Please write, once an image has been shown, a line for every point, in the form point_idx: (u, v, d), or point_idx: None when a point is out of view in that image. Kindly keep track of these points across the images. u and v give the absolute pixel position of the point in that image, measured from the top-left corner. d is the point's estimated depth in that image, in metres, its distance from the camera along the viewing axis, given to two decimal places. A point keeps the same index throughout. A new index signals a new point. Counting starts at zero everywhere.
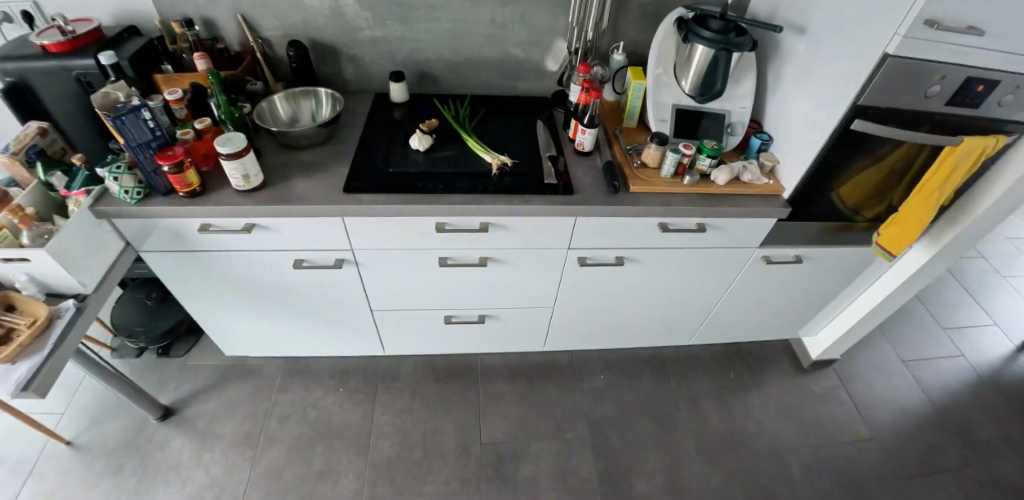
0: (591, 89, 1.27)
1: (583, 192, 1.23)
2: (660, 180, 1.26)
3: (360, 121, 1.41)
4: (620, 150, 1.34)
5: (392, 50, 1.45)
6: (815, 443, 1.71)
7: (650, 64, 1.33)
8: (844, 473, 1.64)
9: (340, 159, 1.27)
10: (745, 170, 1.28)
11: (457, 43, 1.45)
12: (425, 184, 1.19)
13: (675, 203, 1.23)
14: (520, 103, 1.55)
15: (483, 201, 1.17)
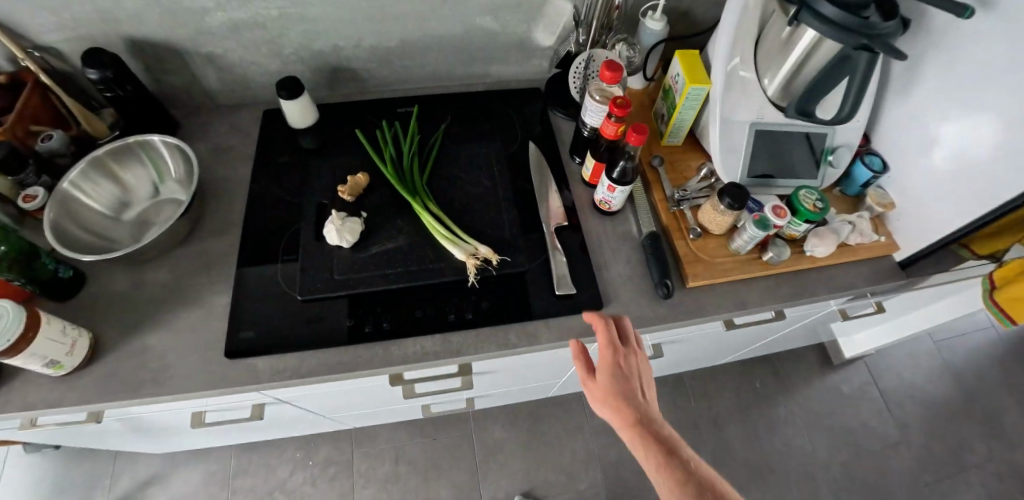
0: (622, 119, 0.76)
1: (607, 294, 0.80)
2: (731, 261, 0.84)
3: (248, 172, 0.89)
4: (666, 201, 0.88)
5: (274, 41, 0.87)
6: (842, 455, 1.48)
7: (720, 52, 0.81)
8: (874, 486, 1.44)
9: (223, 268, 0.80)
10: (854, 231, 0.86)
11: (383, 20, 0.87)
12: (362, 319, 0.75)
13: (748, 300, 0.82)
14: (495, 102, 1.01)
15: (458, 342, 0.74)
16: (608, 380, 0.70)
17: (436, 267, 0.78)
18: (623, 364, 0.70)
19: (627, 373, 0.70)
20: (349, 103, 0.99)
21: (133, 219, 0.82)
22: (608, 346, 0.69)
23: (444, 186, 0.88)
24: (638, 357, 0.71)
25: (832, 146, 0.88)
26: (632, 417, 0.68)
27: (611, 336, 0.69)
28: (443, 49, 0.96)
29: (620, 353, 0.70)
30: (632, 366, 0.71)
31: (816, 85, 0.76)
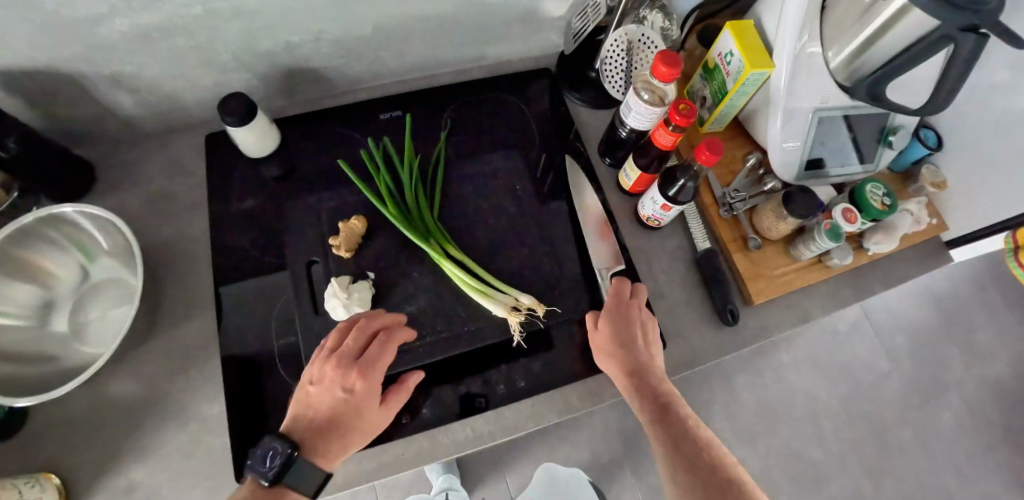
0: (683, 130, 0.63)
1: (665, 328, 0.71)
2: (791, 270, 0.76)
3: (209, 225, 0.71)
4: (716, 206, 0.77)
5: (202, 44, 0.64)
6: (841, 390, 1.50)
7: (787, 31, 0.68)
8: (870, 416, 1.47)
9: (205, 361, 0.64)
10: (914, 218, 0.78)
11: (352, 7, 0.65)
12: (397, 407, 0.63)
13: (811, 311, 0.76)
14: (500, 97, 0.84)
15: (512, 415, 0.64)
16: (614, 319, 0.63)
17: (472, 330, 0.67)
18: (636, 316, 0.64)
19: (635, 319, 0.63)
20: (319, 116, 0.79)
21: (66, 324, 0.63)
22: (616, 288, 0.65)
23: (462, 219, 0.74)
24: (649, 323, 0.64)
25: (893, 125, 0.77)
26: (618, 364, 0.60)
27: (622, 284, 0.66)
28: (429, 34, 0.75)
29: (633, 300, 0.65)
30: (641, 320, 0.64)
31: (893, 73, 0.64)
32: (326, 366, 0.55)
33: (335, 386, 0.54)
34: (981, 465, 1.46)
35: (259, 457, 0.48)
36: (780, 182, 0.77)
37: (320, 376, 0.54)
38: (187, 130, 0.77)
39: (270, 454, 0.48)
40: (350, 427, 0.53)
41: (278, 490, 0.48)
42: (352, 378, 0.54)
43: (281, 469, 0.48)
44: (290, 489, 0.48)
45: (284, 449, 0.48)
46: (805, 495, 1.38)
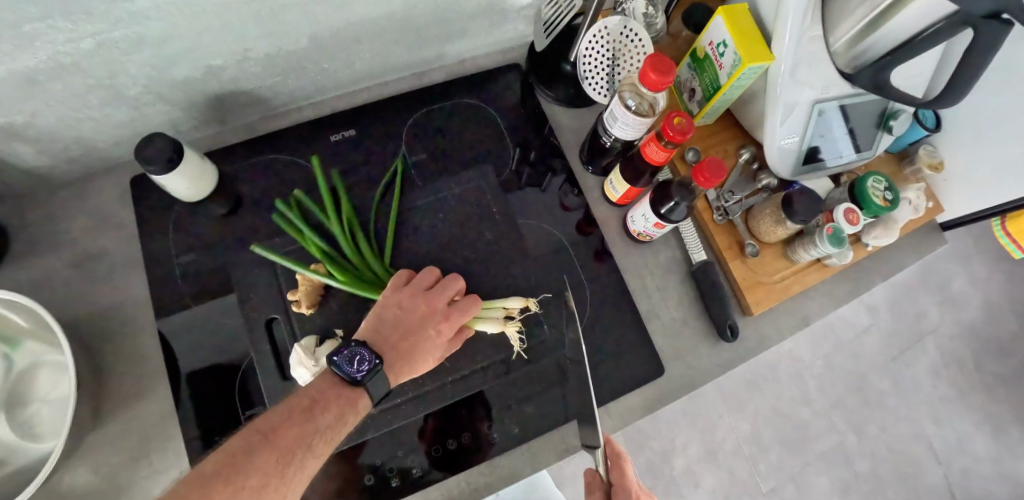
0: (677, 146, 0.57)
1: (662, 350, 0.69)
2: (791, 273, 0.72)
3: (152, 285, 0.64)
4: (710, 210, 0.72)
5: (105, 81, 0.55)
6: (825, 350, 1.52)
7: (792, 15, 0.59)
8: (851, 371, 1.51)
9: (168, 441, 0.59)
10: (911, 206, 0.75)
11: (281, 22, 0.56)
12: (388, 469, 0.59)
13: (809, 313, 0.74)
14: (466, 103, 0.75)
15: (510, 463, 0.62)
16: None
17: (459, 379, 0.60)
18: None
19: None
20: (263, 143, 0.71)
21: (2, 426, 0.56)
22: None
23: (437, 254, 0.65)
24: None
25: (895, 108, 0.72)
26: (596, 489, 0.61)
27: (632, 494, 0.59)
28: (377, 42, 0.66)
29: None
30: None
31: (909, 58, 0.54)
32: (414, 300, 0.57)
33: (420, 319, 0.57)
34: (955, 406, 1.54)
35: (347, 358, 0.52)
36: (774, 179, 0.73)
37: (407, 305, 0.57)
38: (110, 174, 0.69)
39: (358, 359, 0.52)
40: (422, 361, 0.56)
41: (356, 394, 0.52)
42: (437, 317, 0.57)
43: (366, 373, 0.52)
44: (365, 394, 0.53)
45: (372, 358, 0.53)
46: (794, 453, 1.43)
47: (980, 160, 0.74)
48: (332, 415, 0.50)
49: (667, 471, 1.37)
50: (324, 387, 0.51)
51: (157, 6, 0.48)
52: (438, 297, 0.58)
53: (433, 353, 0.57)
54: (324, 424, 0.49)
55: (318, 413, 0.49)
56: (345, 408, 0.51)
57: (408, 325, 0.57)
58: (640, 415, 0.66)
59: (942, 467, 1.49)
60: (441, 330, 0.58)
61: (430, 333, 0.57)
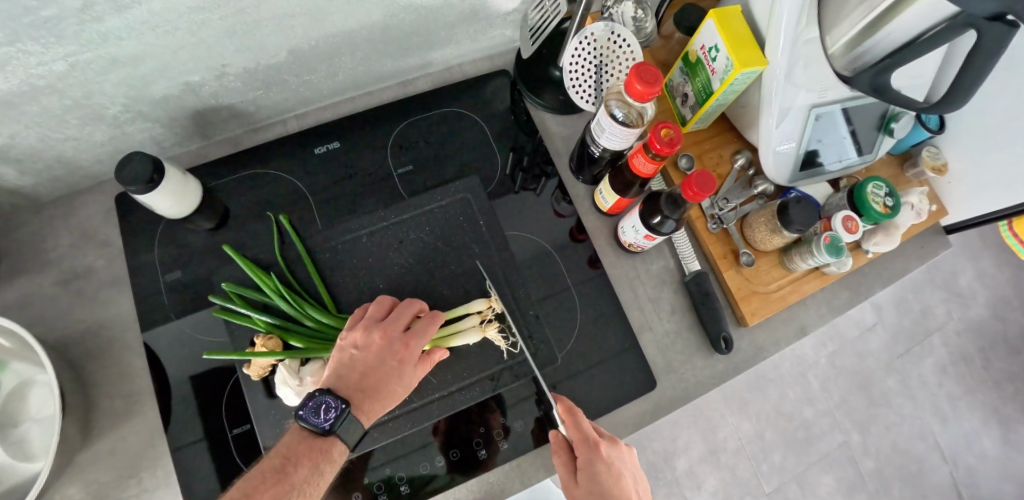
0: (665, 158, 0.55)
1: (654, 363, 0.68)
2: (787, 283, 0.70)
3: (138, 302, 0.64)
4: (704, 218, 0.70)
5: (83, 101, 0.56)
6: (828, 348, 1.50)
7: (786, 17, 0.56)
8: (855, 370, 1.49)
9: (155, 460, 0.59)
10: (913, 211, 0.73)
11: (255, 37, 0.56)
12: (376, 486, 0.60)
13: (807, 322, 0.72)
14: (454, 113, 0.76)
15: (498, 478, 0.62)
16: (590, 487, 0.55)
17: (445, 397, 0.61)
18: (612, 469, 0.55)
19: (613, 477, 0.55)
20: (248, 157, 0.71)
21: None
22: (584, 446, 0.56)
23: (423, 267, 0.65)
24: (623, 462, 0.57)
25: (896, 111, 0.69)
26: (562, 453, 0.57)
27: (589, 438, 0.56)
28: (355, 53, 0.66)
29: (603, 451, 0.56)
30: (619, 468, 0.56)
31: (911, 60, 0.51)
32: (370, 333, 0.57)
33: (380, 353, 0.56)
34: (962, 404, 1.52)
35: (312, 409, 0.52)
36: (770, 185, 0.70)
37: (363, 342, 0.56)
38: (97, 192, 0.69)
39: (323, 408, 0.52)
40: (389, 392, 0.56)
41: (328, 441, 0.52)
42: (396, 347, 0.57)
43: (334, 421, 0.52)
44: (338, 440, 0.52)
45: (337, 403, 0.52)
46: (797, 453, 1.42)
47: (987, 160, 0.72)
48: (306, 468, 0.50)
49: (668, 472, 1.37)
50: (294, 445, 0.51)
51: (126, 26, 0.48)
52: (394, 326, 0.57)
53: (400, 381, 0.57)
54: (299, 478, 0.49)
55: (292, 470, 0.49)
56: (319, 459, 0.51)
57: (368, 360, 0.56)
58: (631, 429, 0.65)
59: (949, 465, 1.47)
60: (403, 359, 0.57)
61: (391, 364, 0.56)
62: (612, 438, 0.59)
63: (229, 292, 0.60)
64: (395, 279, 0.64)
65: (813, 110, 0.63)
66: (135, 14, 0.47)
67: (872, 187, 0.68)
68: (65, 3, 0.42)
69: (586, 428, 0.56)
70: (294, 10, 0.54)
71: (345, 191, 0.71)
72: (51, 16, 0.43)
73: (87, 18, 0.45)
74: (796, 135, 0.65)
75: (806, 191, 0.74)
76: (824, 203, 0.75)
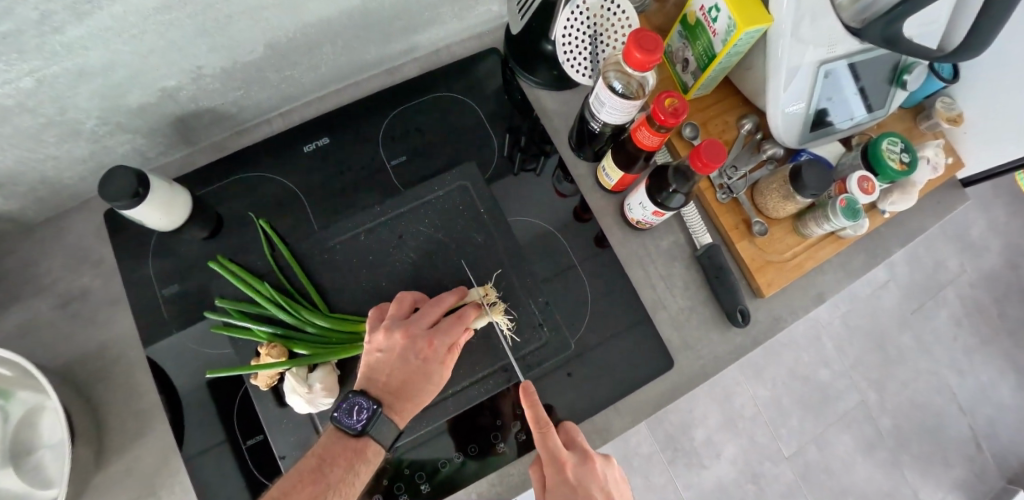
0: (670, 130, 0.52)
1: (671, 342, 0.66)
2: (803, 249, 0.68)
3: (139, 319, 0.63)
4: (713, 189, 0.68)
5: (56, 117, 0.53)
6: (841, 308, 1.48)
7: None
8: (870, 328, 1.48)
9: (172, 477, 0.59)
10: (930, 165, 0.70)
11: (230, 34, 0.53)
12: (395, 486, 0.59)
13: (824, 289, 0.70)
14: (445, 98, 0.73)
15: (519, 471, 0.62)
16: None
17: (459, 392, 0.59)
18: (577, 494, 0.52)
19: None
20: (235, 162, 0.68)
21: (12, 476, 0.56)
22: (551, 466, 0.53)
23: (427, 262, 0.63)
24: (595, 482, 0.53)
25: (909, 60, 0.65)
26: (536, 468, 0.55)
27: (555, 458, 0.52)
28: (335, 43, 0.63)
29: (571, 473, 0.52)
30: (587, 489, 0.53)
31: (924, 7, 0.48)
32: (391, 334, 0.55)
33: (404, 353, 0.55)
34: (978, 355, 1.50)
35: (345, 411, 0.52)
36: (780, 148, 0.67)
37: (386, 343, 0.55)
38: (84, 210, 0.67)
39: (355, 409, 0.52)
40: (420, 391, 0.55)
41: (362, 442, 0.52)
42: (419, 345, 0.55)
43: (366, 421, 0.52)
44: (372, 440, 0.52)
45: (369, 404, 0.52)
46: (815, 415, 1.41)
47: (1005, 105, 0.69)
48: (342, 467, 0.50)
49: (687, 443, 1.37)
50: (329, 444, 0.52)
51: (91, 34, 0.45)
52: (415, 324, 0.56)
53: (429, 379, 0.55)
54: (336, 477, 0.49)
55: (328, 470, 0.50)
56: (353, 459, 0.51)
57: (394, 361, 0.55)
58: (651, 411, 0.64)
59: (967, 417, 1.47)
60: (428, 357, 0.55)
61: (416, 363, 0.55)
62: (589, 456, 0.54)
63: (229, 308, 0.60)
64: (398, 276, 0.62)
65: (823, 65, 0.60)
66: (97, 20, 0.44)
67: (889, 142, 0.65)
68: (20, 14, 0.40)
69: (554, 447, 0.53)
70: (267, 2, 0.50)
71: (339, 189, 0.68)
72: (8, 31, 0.40)
73: (47, 29, 0.42)
74: (808, 94, 0.62)
75: (818, 151, 0.71)
76: (836, 164, 0.72)
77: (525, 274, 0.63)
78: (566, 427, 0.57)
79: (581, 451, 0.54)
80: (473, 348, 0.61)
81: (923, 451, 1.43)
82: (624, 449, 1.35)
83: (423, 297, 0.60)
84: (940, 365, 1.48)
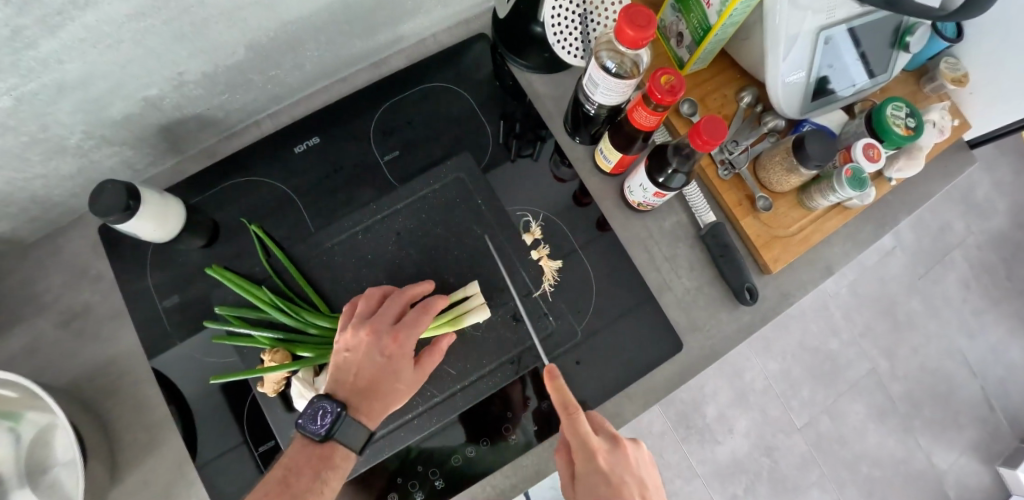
0: (668, 108, 0.50)
1: (678, 324, 0.65)
2: (808, 222, 0.66)
3: (143, 332, 0.63)
4: (714, 165, 0.66)
5: (40, 135, 0.52)
6: (848, 278, 1.47)
7: None
8: (878, 296, 1.46)
9: (188, 486, 0.59)
10: (937, 129, 0.68)
11: (209, 38, 0.52)
12: (409, 483, 0.59)
13: (833, 261, 0.69)
14: (433, 89, 0.71)
15: (532, 462, 0.62)
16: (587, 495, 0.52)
17: (466, 387, 0.59)
18: (609, 481, 0.51)
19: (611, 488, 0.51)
20: (226, 167, 0.67)
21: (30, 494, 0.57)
22: (582, 456, 0.51)
23: (426, 257, 0.62)
24: (627, 468, 0.53)
25: (912, 21, 0.63)
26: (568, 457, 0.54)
27: (587, 446, 0.51)
28: (318, 39, 0.61)
29: (602, 461, 0.52)
30: (619, 476, 0.52)
31: None
32: (358, 331, 0.55)
33: (370, 351, 0.54)
34: (989, 317, 1.49)
35: (310, 416, 0.51)
36: (781, 119, 0.65)
37: (353, 341, 0.55)
38: (79, 225, 0.67)
39: (320, 413, 0.51)
40: (387, 390, 0.54)
41: (328, 447, 0.51)
42: (384, 342, 0.55)
43: (330, 426, 0.51)
44: (338, 444, 0.52)
45: (332, 407, 0.51)
46: (826, 385, 1.41)
47: (1012, 61, 0.67)
48: (308, 476, 0.50)
49: (699, 420, 1.37)
50: (295, 454, 0.51)
51: (65, 47, 0.44)
52: (381, 320, 0.55)
53: (397, 378, 0.54)
54: (302, 486, 0.49)
55: (295, 479, 0.49)
56: (320, 466, 0.50)
57: (361, 360, 0.55)
58: (661, 395, 0.63)
59: (979, 380, 1.46)
60: (393, 355, 0.55)
61: (381, 361, 0.54)
62: (615, 440, 0.54)
63: (228, 316, 0.59)
64: (399, 273, 0.62)
65: (823, 30, 0.58)
66: (70, 32, 0.42)
67: (893, 107, 0.64)
68: None
69: (585, 435, 0.51)
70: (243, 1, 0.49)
71: (334, 188, 0.67)
72: None
73: (19, 45, 0.41)
74: (809, 60, 0.60)
75: (820, 121, 0.69)
76: (840, 132, 0.70)
77: (529, 263, 0.62)
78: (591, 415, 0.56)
79: (609, 435, 0.54)
80: (478, 342, 0.61)
81: (935, 416, 1.43)
82: (637, 430, 1.35)
83: (397, 291, 0.60)
84: (950, 330, 1.47)
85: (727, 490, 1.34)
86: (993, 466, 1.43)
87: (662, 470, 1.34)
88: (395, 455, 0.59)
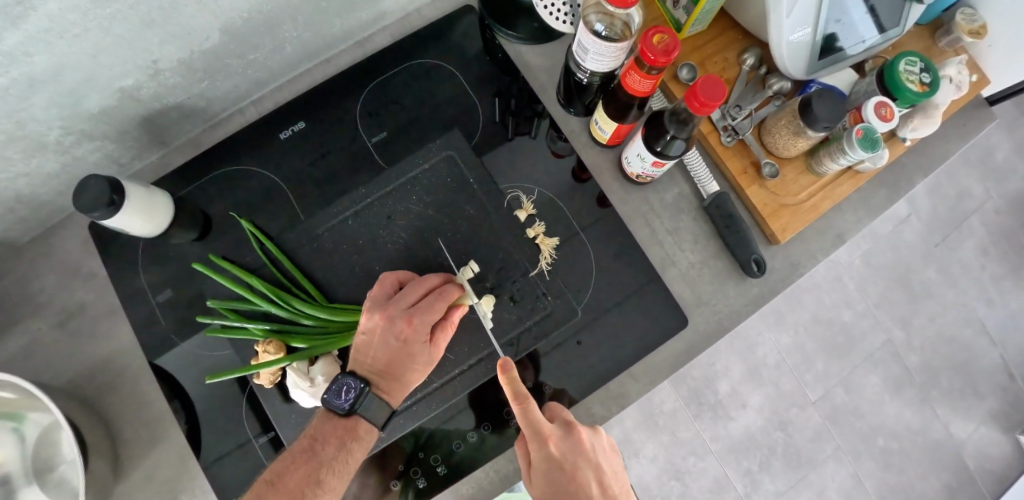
0: (663, 71, 0.47)
1: (683, 299, 0.63)
2: (818, 188, 0.63)
3: (138, 329, 0.62)
4: (717, 132, 0.63)
5: (18, 132, 0.50)
6: (862, 247, 1.42)
7: None
8: (893, 265, 1.42)
9: (192, 481, 0.59)
10: (953, 85, 0.64)
11: (181, 22, 0.49)
12: (412, 471, 0.58)
13: (844, 229, 0.66)
14: (420, 66, 0.69)
15: None
16: (544, 485, 0.51)
17: (466, 371, 0.58)
18: (563, 467, 0.51)
19: (565, 472, 0.51)
20: (213, 158, 0.66)
21: (37, 491, 0.56)
22: (537, 441, 0.51)
23: (419, 241, 0.60)
24: (581, 455, 0.51)
25: None
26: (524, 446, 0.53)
27: (539, 432, 0.50)
28: (297, 18, 0.59)
29: (556, 448, 0.51)
30: (573, 462, 0.51)
31: None
32: (372, 314, 0.53)
33: (385, 334, 0.53)
34: (1008, 283, 1.45)
35: (335, 391, 0.52)
36: (786, 81, 0.62)
37: (368, 324, 0.54)
38: (69, 224, 0.66)
39: (344, 389, 0.52)
40: (405, 371, 0.53)
41: (353, 420, 0.52)
42: (399, 326, 0.53)
43: (354, 401, 0.51)
44: (362, 418, 0.52)
45: (356, 383, 0.52)
46: (840, 358, 1.38)
47: None
48: (333, 446, 0.50)
49: (712, 397, 1.34)
50: (320, 424, 0.51)
51: (31, 38, 0.42)
52: (394, 304, 0.53)
53: (414, 360, 0.53)
54: (328, 456, 0.49)
55: (320, 449, 0.50)
56: (344, 437, 0.51)
57: (377, 343, 0.54)
58: (667, 372, 0.62)
59: (998, 348, 1.42)
60: (409, 338, 0.53)
61: (396, 345, 0.53)
62: (570, 424, 0.53)
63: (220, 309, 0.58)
64: (393, 259, 0.60)
65: None
66: (33, 23, 0.40)
67: (907, 62, 0.60)
68: None
69: (536, 421, 0.51)
70: None
71: (323, 175, 0.65)
72: None
73: None
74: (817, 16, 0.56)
75: (828, 82, 0.66)
76: (849, 92, 0.67)
77: (526, 243, 0.60)
78: (549, 403, 0.55)
79: (564, 422, 0.53)
80: (475, 326, 0.59)
81: (953, 386, 1.40)
82: (647, 408, 1.34)
83: (411, 274, 0.58)
84: (967, 298, 1.43)
85: (740, 466, 1.33)
86: (1012, 435, 1.40)
87: (675, 448, 1.33)
88: (397, 445, 0.58)
